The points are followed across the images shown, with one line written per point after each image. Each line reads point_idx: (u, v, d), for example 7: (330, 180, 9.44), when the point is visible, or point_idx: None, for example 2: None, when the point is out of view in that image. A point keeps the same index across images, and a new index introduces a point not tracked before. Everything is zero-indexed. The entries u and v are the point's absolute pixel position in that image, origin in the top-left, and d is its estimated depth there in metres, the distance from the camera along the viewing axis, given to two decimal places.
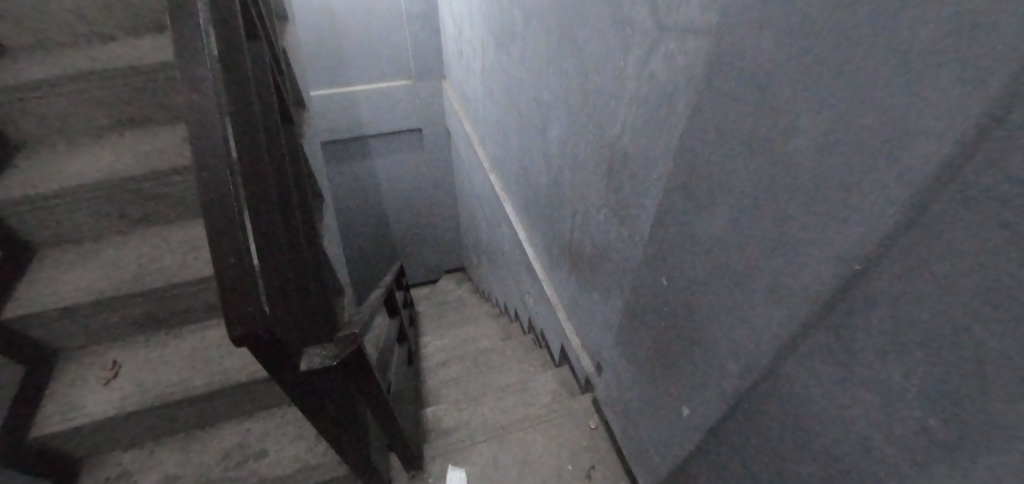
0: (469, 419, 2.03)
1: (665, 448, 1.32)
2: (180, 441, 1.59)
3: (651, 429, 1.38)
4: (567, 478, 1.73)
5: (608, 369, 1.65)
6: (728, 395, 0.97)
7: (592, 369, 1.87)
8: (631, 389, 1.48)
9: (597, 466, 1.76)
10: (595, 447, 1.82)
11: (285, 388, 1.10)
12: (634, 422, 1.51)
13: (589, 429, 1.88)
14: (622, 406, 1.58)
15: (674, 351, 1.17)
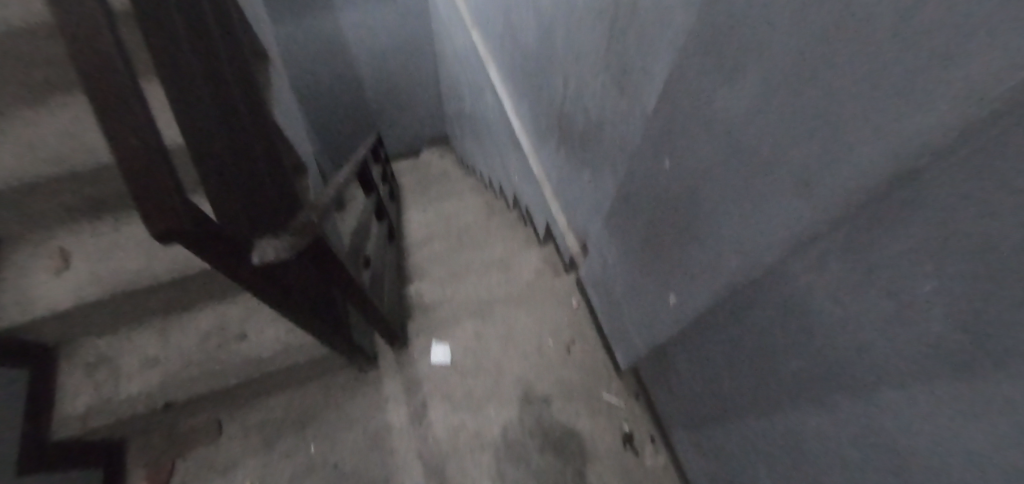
0: (453, 297, 2.04)
1: (645, 332, 1.34)
2: (157, 325, 1.57)
3: (633, 313, 1.38)
4: (548, 353, 1.82)
5: (595, 253, 1.60)
6: (717, 296, 0.91)
7: (578, 251, 1.81)
8: (617, 274, 1.44)
9: (578, 342, 1.85)
10: (576, 325, 1.89)
11: (241, 282, 0.99)
12: (618, 305, 1.51)
13: (571, 308, 1.93)
14: (607, 289, 1.57)
15: (664, 244, 1.08)
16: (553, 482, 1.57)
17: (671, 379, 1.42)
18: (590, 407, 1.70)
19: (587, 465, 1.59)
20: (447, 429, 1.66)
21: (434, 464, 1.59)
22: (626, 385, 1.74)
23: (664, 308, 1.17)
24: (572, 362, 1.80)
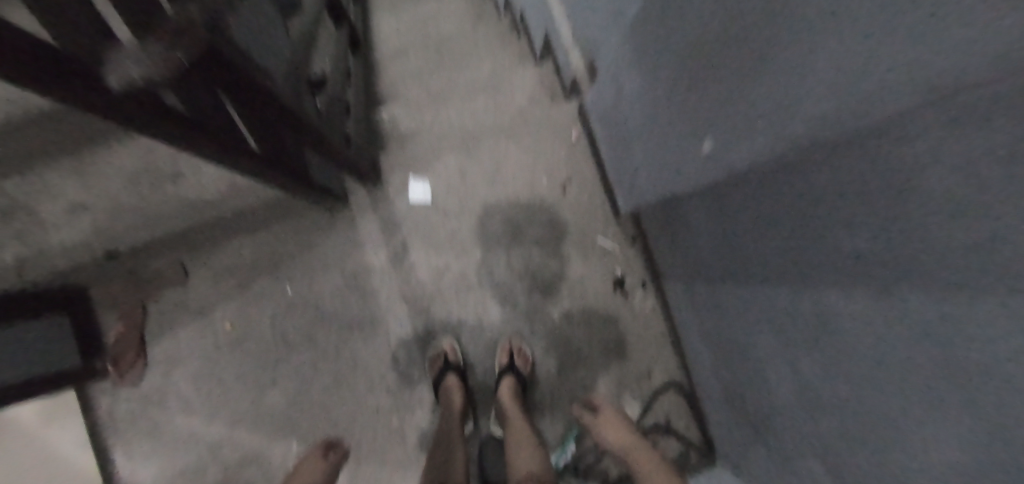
0: (433, 123, 1.70)
1: (663, 171, 1.11)
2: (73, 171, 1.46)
3: (649, 151, 1.12)
4: (542, 193, 1.63)
5: (603, 75, 1.25)
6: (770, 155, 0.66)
7: (587, 67, 1.39)
8: (635, 103, 1.12)
9: (575, 180, 1.64)
10: (574, 161, 1.65)
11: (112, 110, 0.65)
12: (630, 143, 1.25)
13: (569, 142, 1.67)
14: (620, 121, 1.27)
15: (707, 70, 0.76)
16: (540, 321, 1.57)
17: (681, 228, 1.26)
18: (584, 251, 1.60)
19: (575, 306, 1.57)
20: (429, 271, 1.57)
21: (420, 305, 1.55)
22: (623, 230, 1.62)
23: (695, 153, 0.91)
24: (567, 203, 1.62)
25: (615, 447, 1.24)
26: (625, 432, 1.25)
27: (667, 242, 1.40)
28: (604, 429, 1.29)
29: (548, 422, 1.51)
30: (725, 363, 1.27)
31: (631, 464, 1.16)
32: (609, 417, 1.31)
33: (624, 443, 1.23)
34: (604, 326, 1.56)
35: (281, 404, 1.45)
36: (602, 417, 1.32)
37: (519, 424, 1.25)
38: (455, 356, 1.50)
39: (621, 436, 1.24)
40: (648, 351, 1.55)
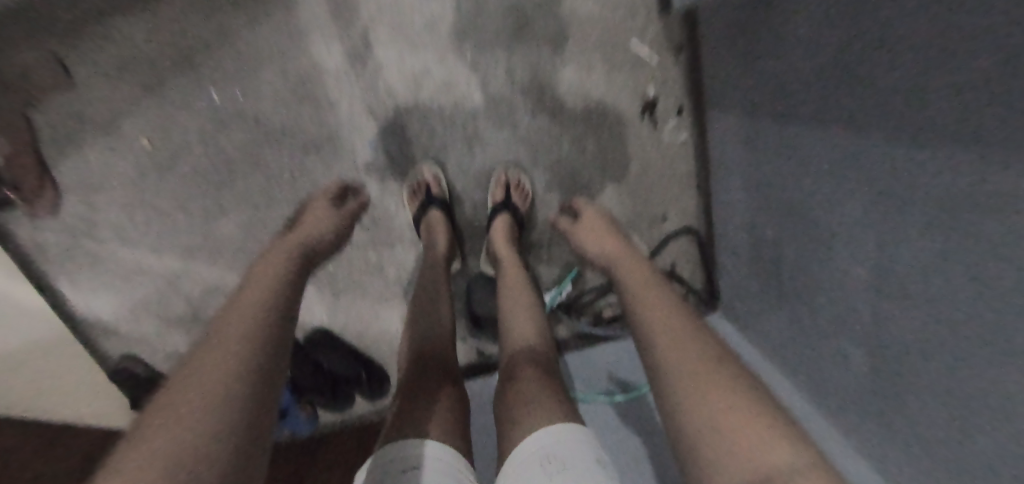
0: None
1: None
2: None
3: None
4: None
5: None
6: None
7: None
8: None
9: None
10: None
11: None
12: None
13: None
14: None
15: None
16: (545, 153, 1.28)
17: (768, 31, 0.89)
18: (608, 61, 1.22)
19: (590, 136, 1.27)
20: (404, 80, 1.21)
21: (394, 123, 1.23)
22: (664, 35, 1.22)
23: None
24: None
25: (598, 256, 1.00)
26: (609, 234, 1.02)
27: (740, 52, 1.01)
28: (585, 235, 1.07)
29: (543, 265, 1.35)
30: (760, 220, 1.04)
31: (613, 271, 0.91)
32: (592, 224, 1.07)
33: (610, 250, 0.97)
34: (620, 160, 1.28)
35: (233, 233, 1.23)
36: (586, 224, 1.09)
37: (521, 286, 1.09)
38: (437, 189, 1.24)
39: (602, 244, 1.00)
40: (668, 193, 1.31)
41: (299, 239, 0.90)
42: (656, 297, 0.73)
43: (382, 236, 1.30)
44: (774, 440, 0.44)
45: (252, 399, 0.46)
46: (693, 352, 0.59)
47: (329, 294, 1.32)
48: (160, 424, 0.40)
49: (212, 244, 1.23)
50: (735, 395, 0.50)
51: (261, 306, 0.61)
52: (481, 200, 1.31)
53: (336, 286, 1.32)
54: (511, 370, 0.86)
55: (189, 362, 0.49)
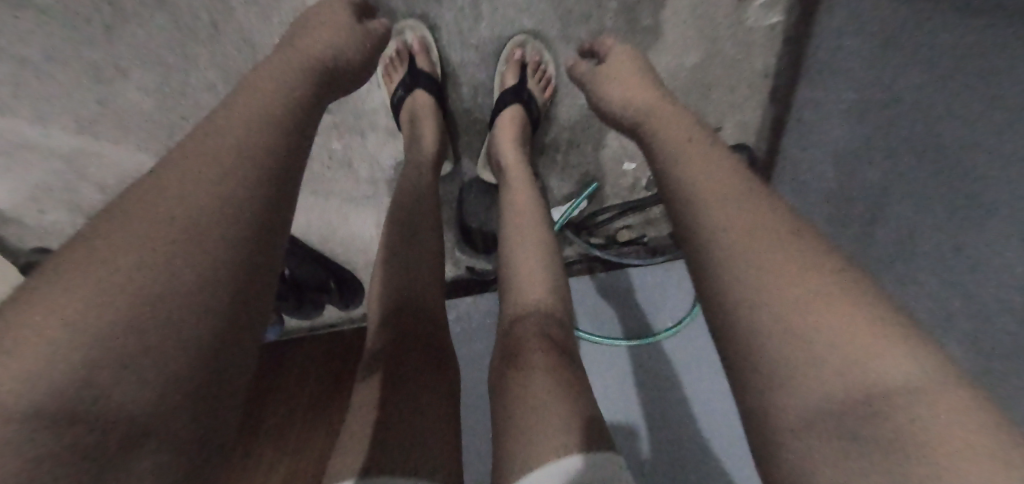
0: None
1: None
2: None
3: None
4: None
5: None
6: None
7: None
8: None
9: None
10: None
11: None
12: None
13: None
14: None
15: None
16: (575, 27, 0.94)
17: None
18: None
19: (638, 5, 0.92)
20: None
21: None
22: None
23: None
24: None
25: (620, 107, 0.71)
26: (641, 81, 0.72)
27: None
28: (608, 79, 0.77)
29: (555, 172, 1.08)
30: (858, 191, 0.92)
31: (643, 129, 0.65)
32: (621, 66, 0.76)
33: (639, 104, 0.68)
34: (675, 44, 0.94)
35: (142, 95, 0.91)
36: (608, 67, 0.78)
37: (528, 220, 0.85)
38: (426, 65, 0.93)
39: (636, 96, 0.69)
40: (728, 99, 1.00)
41: (296, 49, 0.64)
42: (714, 153, 0.55)
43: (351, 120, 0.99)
44: (894, 353, 0.36)
45: (220, 272, 0.38)
46: (768, 221, 0.47)
47: None
48: (103, 279, 0.34)
49: (115, 107, 0.91)
50: (836, 286, 0.41)
51: (255, 143, 0.48)
52: (484, 81, 0.99)
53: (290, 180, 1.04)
54: (517, 349, 0.64)
55: (150, 196, 0.41)
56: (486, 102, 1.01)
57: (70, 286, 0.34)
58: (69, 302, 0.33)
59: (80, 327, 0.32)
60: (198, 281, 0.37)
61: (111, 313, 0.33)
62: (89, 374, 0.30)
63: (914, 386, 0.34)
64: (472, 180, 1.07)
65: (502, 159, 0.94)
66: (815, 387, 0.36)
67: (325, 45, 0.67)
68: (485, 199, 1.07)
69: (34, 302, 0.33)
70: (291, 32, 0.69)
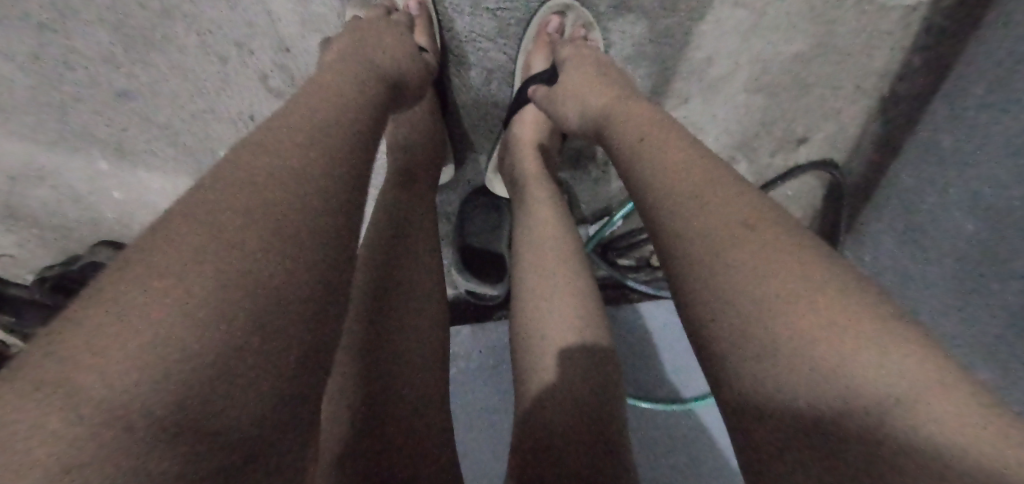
0: None
1: None
2: None
3: None
4: None
5: None
6: None
7: None
8: None
9: None
10: None
11: None
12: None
13: None
14: None
15: None
16: None
17: None
18: None
19: None
20: None
21: None
22: None
23: None
24: None
25: (579, 116, 0.58)
26: (600, 79, 0.59)
27: None
28: (569, 75, 0.62)
29: (587, 183, 0.85)
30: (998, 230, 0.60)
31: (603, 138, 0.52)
32: (577, 74, 0.61)
33: (595, 108, 0.55)
34: (779, 25, 0.69)
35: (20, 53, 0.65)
36: (563, 81, 0.63)
37: (555, 255, 0.58)
38: (425, 40, 0.66)
39: (585, 102, 0.58)
40: (827, 103, 0.76)
41: (352, 49, 0.50)
42: (668, 128, 0.45)
43: None
44: (873, 342, 0.26)
45: (313, 282, 0.30)
46: (739, 191, 0.37)
47: None
48: (183, 287, 0.26)
49: None
50: (813, 258, 0.31)
51: (341, 120, 0.39)
52: (504, 63, 0.72)
53: None
54: (541, 438, 0.45)
55: (226, 176, 0.32)
56: (505, 90, 0.75)
57: (142, 293, 0.25)
58: (142, 315, 0.25)
59: (158, 355, 0.24)
60: (289, 295, 0.29)
61: (198, 333, 0.25)
62: (177, 414, 0.23)
63: (906, 394, 0.24)
64: (481, 188, 0.84)
65: (518, 171, 0.69)
66: (780, 393, 0.27)
67: (389, 63, 0.52)
68: (493, 214, 0.83)
69: (96, 312, 0.24)
70: (349, 31, 0.54)
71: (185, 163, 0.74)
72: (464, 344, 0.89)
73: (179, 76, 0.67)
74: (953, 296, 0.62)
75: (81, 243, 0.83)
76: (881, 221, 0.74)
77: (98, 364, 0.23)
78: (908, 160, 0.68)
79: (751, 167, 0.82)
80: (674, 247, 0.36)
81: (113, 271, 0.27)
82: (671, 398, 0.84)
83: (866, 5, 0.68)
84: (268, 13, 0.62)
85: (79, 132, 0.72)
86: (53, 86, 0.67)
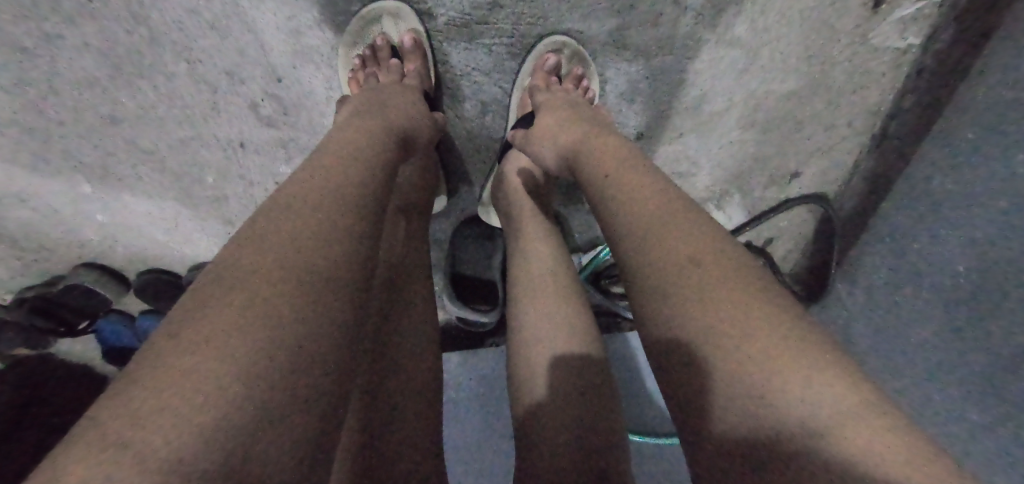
0: None
1: None
2: None
3: None
4: None
5: None
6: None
7: None
8: None
9: None
10: None
11: None
12: None
13: None
14: None
15: None
16: (635, 31, 0.69)
17: None
18: None
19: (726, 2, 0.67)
20: None
21: None
22: None
23: None
24: None
25: (556, 155, 0.60)
26: (573, 120, 0.60)
27: None
28: (548, 112, 0.64)
29: (578, 213, 0.87)
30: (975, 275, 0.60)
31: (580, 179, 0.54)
32: (551, 117, 0.62)
33: (570, 145, 0.58)
34: (773, 65, 0.71)
35: (20, 70, 0.65)
36: (538, 123, 0.64)
37: (554, 294, 0.59)
38: (418, 74, 0.68)
39: (561, 142, 0.59)
40: (821, 139, 0.76)
41: (357, 112, 0.56)
42: (635, 171, 0.49)
43: (296, 139, 0.72)
44: (799, 377, 0.31)
45: (330, 340, 0.35)
46: (686, 239, 0.41)
47: (210, 220, 0.78)
48: (227, 352, 0.31)
49: None
50: (748, 304, 0.36)
51: (349, 182, 0.45)
52: (500, 97, 0.74)
53: (218, 213, 0.77)
54: (531, 446, 0.47)
55: (258, 241, 0.38)
56: (500, 123, 0.75)
57: (197, 354, 0.30)
58: (198, 376, 0.29)
59: (218, 406, 0.28)
60: (311, 352, 0.34)
61: (242, 390, 0.30)
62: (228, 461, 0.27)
63: (826, 424, 0.29)
64: (473, 217, 0.83)
65: (513, 208, 0.69)
66: (737, 427, 0.31)
67: (402, 116, 0.59)
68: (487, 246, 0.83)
69: (163, 374, 0.29)
70: (360, 96, 0.60)
71: (171, 184, 0.75)
72: (453, 374, 0.86)
73: (167, 102, 0.69)
74: (950, 335, 0.60)
75: (58, 264, 0.80)
76: (874, 258, 0.72)
77: (167, 414, 0.27)
78: (901, 197, 0.69)
79: (743, 199, 0.82)
80: (644, 295, 0.41)
81: (171, 338, 0.32)
82: (662, 431, 0.83)
83: (856, 47, 0.70)
84: (261, 46, 0.67)
85: (65, 149, 0.71)
86: (50, 103, 0.67)
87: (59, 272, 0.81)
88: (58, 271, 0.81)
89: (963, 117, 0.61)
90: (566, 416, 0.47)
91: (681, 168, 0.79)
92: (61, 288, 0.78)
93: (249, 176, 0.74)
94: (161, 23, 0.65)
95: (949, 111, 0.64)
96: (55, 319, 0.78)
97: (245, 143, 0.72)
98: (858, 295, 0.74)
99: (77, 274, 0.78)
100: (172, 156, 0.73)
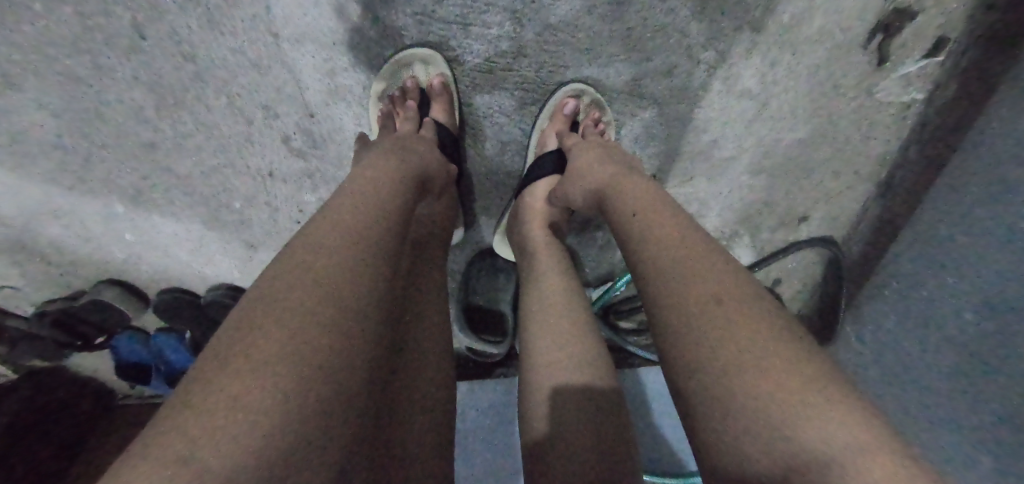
0: None
1: None
2: None
3: None
4: None
5: None
6: None
7: None
8: None
9: None
10: None
11: None
12: None
13: None
14: None
15: None
16: (651, 79, 0.73)
17: None
18: None
19: (736, 57, 0.71)
20: None
21: None
22: None
23: None
24: None
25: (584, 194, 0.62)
26: (597, 160, 0.63)
27: None
28: (575, 155, 0.67)
29: (590, 248, 0.89)
30: (953, 326, 0.60)
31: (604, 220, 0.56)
32: (580, 158, 0.65)
33: (595, 186, 0.60)
34: (782, 115, 0.74)
35: (71, 101, 0.70)
36: (569, 165, 0.66)
37: (571, 324, 0.59)
38: (442, 114, 0.72)
39: (586, 184, 0.62)
40: (828, 186, 0.79)
41: (385, 153, 0.59)
42: (656, 214, 0.51)
43: (323, 171, 0.76)
44: (812, 415, 0.32)
45: (360, 362, 0.38)
46: (699, 278, 0.43)
47: (233, 243, 0.80)
48: (277, 375, 0.33)
49: (21, 114, 0.70)
50: (766, 344, 0.37)
51: (376, 219, 0.48)
52: (518, 137, 0.78)
53: (242, 236, 0.80)
54: (542, 471, 0.48)
55: (289, 273, 0.41)
56: (517, 160, 0.79)
57: (239, 378, 0.32)
58: (249, 398, 0.31)
59: (260, 427, 0.30)
60: (346, 374, 0.36)
61: (288, 406, 0.32)
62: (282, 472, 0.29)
63: (836, 458, 0.29)
64: (486, 251, 0.86)
65: (530, 241, 0.71)
66: (755, 459, 0.32)
67: (419, 164, 0.61)
68: (497, 276, 0.85)
69: (207, 399, 0.31)
70: (383, 140, 0.63)
71: (199, 209, 0.78)
72: (460, 404, 0.86)
73: (203, 132, 0.73)
74: (948, 379, 0.60)
75: (84, 281, 0.82)
76: (881, 304, 0.72)
77: (211, 436, 0.29)
78: (906, 246, 0.70)
79: (752, 240, 0.84)
80: (663, 329, 0.42)
81: (211, 365, 0.34)
82: (671, 470, 0.82)
83: (862, 99, 0.73)
84: (297, 84, 0.71)
85: (102, 172, 0.74)
86: (94, 130, 0.72)
87: (82, 286, 0.83)
88: (82, 287, 0.83)
89: (966, 174, 0.63)
90: (576, 442, 0.48)
91: (693, 209, 0.81)
92: (83, 302, 0.80)
93: (275, 203, 0.78)
94: (207, 61, 0.69)
95: (954, 165, 0.66)
96: (75, 333, 0.81)
97: (274, 172, 0.76)
98: (866, 339, 0.74)
99: (103, 290, 0.80)
100: (204, 183, 0.76)
